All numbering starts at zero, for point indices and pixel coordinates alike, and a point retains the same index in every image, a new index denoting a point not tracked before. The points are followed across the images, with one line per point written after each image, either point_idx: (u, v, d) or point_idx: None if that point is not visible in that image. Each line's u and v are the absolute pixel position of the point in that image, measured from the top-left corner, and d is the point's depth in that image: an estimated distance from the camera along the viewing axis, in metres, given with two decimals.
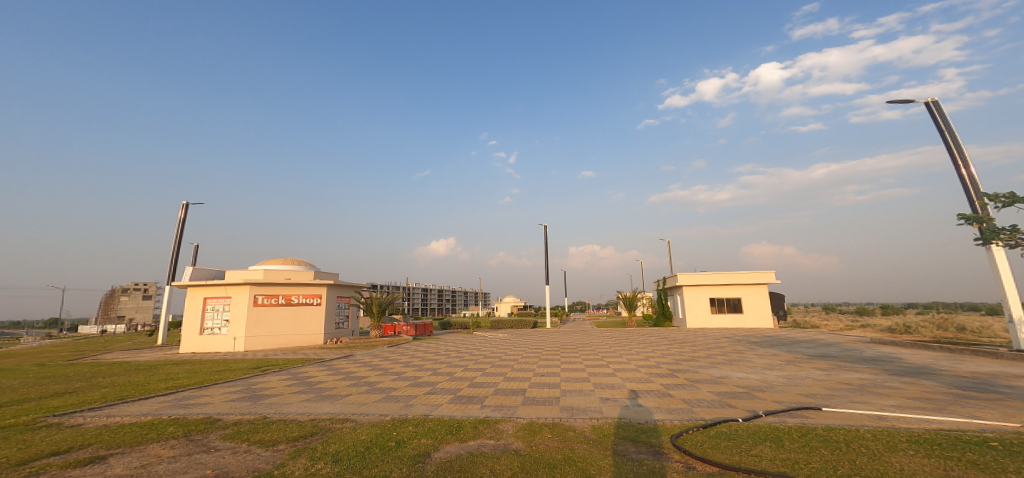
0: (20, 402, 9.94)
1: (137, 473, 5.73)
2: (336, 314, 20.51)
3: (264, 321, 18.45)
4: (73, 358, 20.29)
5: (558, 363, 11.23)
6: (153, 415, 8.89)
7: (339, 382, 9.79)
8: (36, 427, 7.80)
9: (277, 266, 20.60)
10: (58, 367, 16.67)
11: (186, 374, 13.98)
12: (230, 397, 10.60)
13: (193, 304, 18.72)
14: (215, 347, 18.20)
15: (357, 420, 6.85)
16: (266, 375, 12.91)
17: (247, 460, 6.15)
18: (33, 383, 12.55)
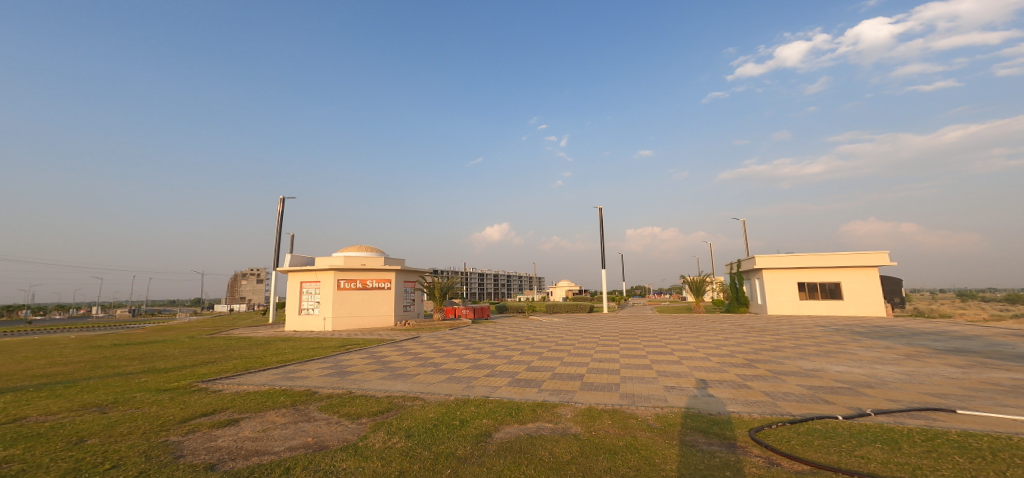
0: (180, 368, 11.90)
1: (261, 436, 6.57)
2: (404, 297, 21.79)
3: (346, 303, 20.15)
4: (205, 333, 23.91)
5: (617, 349, 10.96)
6: (274, 386, 10.13)
7: (410, 362, 10.38)
8: (191, 390, 9.28)
9: (355, 253, 22.27)
10: (194, 339, 19.73)
11: (290, 350, 15.81)
12: (323, 372, 11.77)
13: (292, 287, 20.89)
14: (310, 326, 20.22)
15: (425, 399, 7.23)
16: (350, 354, 14.12)
17: (337, 431, 6.76)
18: (185, 352, 15.01)
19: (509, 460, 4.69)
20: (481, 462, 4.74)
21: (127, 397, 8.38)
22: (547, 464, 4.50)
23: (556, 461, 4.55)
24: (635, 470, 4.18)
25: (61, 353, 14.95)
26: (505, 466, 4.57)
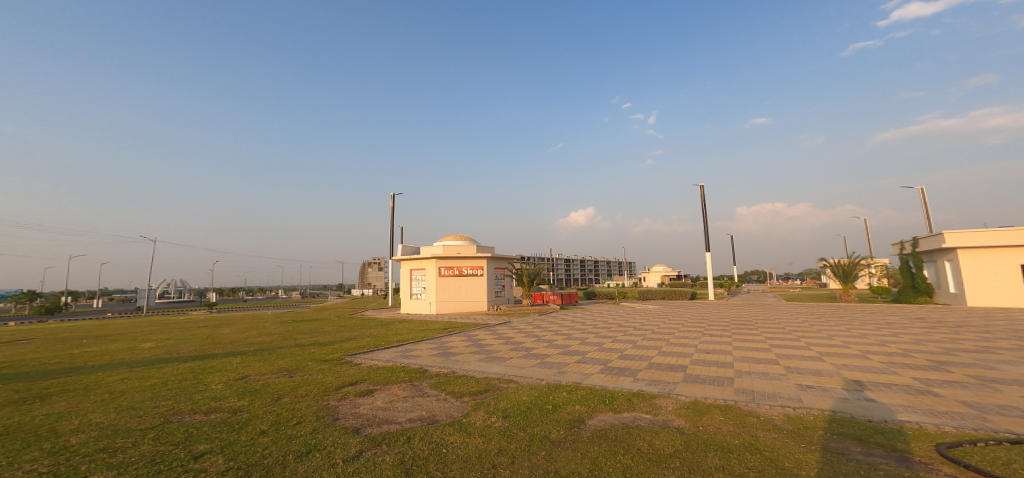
0: (336, 342, 14.40)
1: (389, 406, 7.39)
2: (496, 284, 22.55)
3: (446, 289, 21.55)
4: (342, 313, 27.85)
5: (726, 339, 9.91)
6: (396, 362, 11.30)
7: (503, 345, 10.72)
8: (343, 362, 11.02)
9: (453, 242, 23.59)
10: (338, 319, 23.31)
11: (405, 331, 17.52)
12: (431, 352, 12.81)
13: (403, 274, 23.06)
14: (418, 309, 22.16)
15: (519, 382, 7.37)
16: (451, 336, 15.12)
17: (444, 407, 7.27)
18: (335, 330, 17.94)
19: (605, 448, 4.54)
20: (575, 448, 4.66)
21: (305, 365, 10.60)
22: (646, 455, 4.25)
23: (656, 454, 4.28)
24: (760, 471, 3.73)
25: (252, 327, 18.82)
26: (599, 453, 4.43)
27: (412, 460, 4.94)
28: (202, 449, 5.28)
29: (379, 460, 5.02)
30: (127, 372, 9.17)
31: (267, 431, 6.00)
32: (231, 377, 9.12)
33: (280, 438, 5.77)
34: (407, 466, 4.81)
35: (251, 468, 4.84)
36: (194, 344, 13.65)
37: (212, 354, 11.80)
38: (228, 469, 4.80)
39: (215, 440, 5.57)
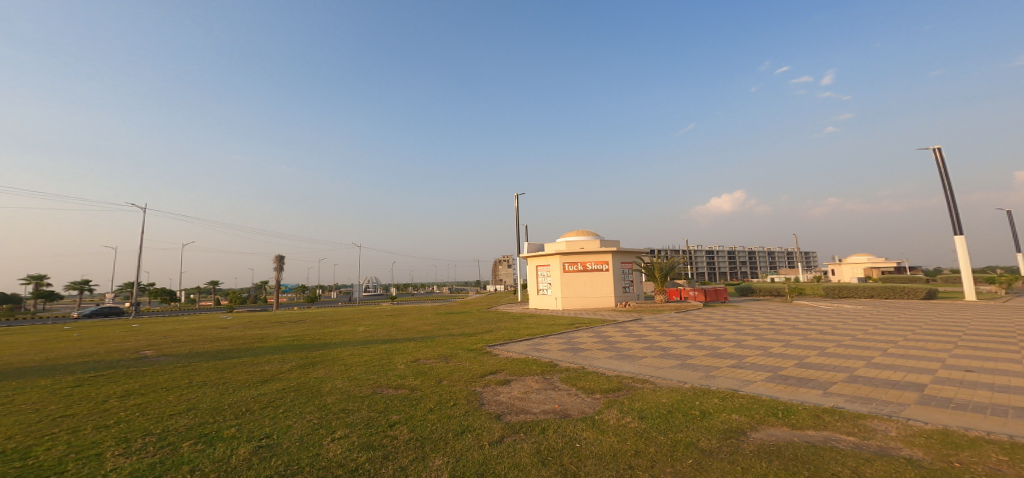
0: (478, 333, 15.89)
1: (524, 397, 7.74)
2: (624, 279, 21.67)
3: (571, 284, 21.59)
4: (480, 307, 30.32)
5: (997, 351, 7.44)
6: (529, 355, 11.75)
7: (635, 343, 10.23)
8: (485, 352, 11.99)
9: (577, 238, 23.49)
10: (478, 312, 25.56)
11: (534, 325, 18.14)
12: (560, 347, 12.96)
13: (529, 270, 23.95)
14: (544, 305, 22.73)
15: (657, 383, 6.93)
16: (579, 331, 15.09)
17: (575, 403, 7.30)
18: (477, 322, 19.81)
19: (777, 466, 3.95)
20: (734, 461, 4.17)
21: (457, 352, 11.94)
22: None
23: None
24: None
25: (403, 319, 21.76)
26: (770, 471, 3.88)
27: (548, 451, 5.06)
28: (395, 419, 6.41)
29: (519, 447, 5.26)
30: (352, 350, 12.23)
31: (433, 409, 6.88)
32: (408, 359, 10.95)
33: (443, 417, 6.51)
34: (543, 456, 4.94)
35: (424, 441, 5.56)
36: (387, 329, 17.15)
37: (382, 340, 14.21)
38: (408, 439, 5.60)
39: (402, 413, 6.69)
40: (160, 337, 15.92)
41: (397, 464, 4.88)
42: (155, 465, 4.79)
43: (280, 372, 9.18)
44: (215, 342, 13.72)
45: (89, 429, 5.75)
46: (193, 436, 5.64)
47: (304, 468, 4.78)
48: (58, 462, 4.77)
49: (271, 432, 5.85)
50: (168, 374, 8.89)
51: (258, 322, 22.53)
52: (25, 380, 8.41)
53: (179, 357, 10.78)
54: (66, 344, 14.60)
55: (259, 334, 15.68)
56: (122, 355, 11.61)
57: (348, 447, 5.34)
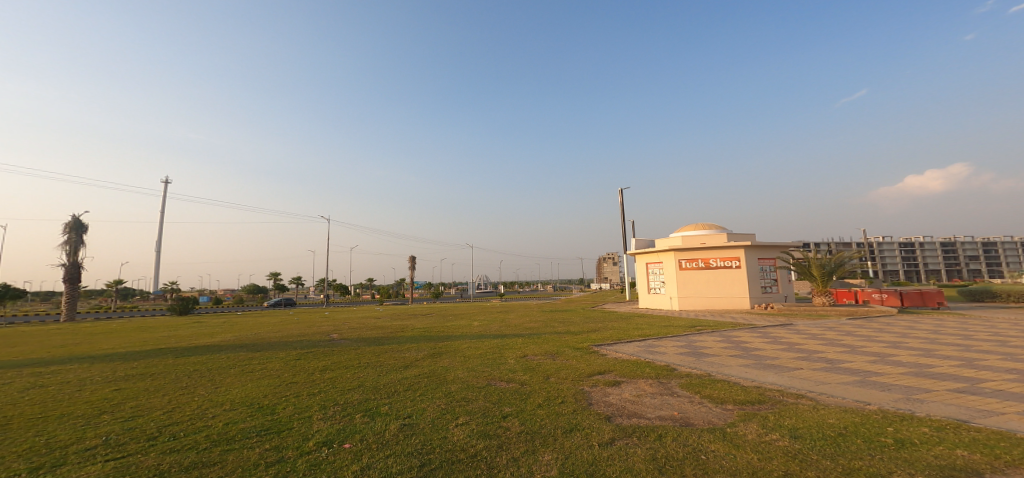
0: (586, 331, 15.72)
1: (637, 400, 7.39)
2: (762, 277, 19.14)
3: (690, 283, 19.96)
4: (584, 306, 29.93)
5: None
6: (642, 357, 11.19)
7: (780, 352, 8.98)
8: (594, 351, 11.79)
9: (694, 233, 21.71)
10: (583, 311, 25.29)
11: (646, 326, 17.24)
12: (679, 350, 12.06)
13: (640, 269, 22.94)
14: (658, 304, 21.48)
15: (818, 400, 5.98)
16: (703, 334, 13.88)
17: (701, 412, 6.70)
18: (584, 320, 19.63)
19: None
20: None
21: (564, 350, 11.96)
22: None
23: None
24: None
25: (512, 315, 22.62)
26: None
27: (665, 459, 4.75)
28: (508, 411, 6.66)
29: (632, 451, 5.03)
30: (469, 342, 13.13)
31: (543, 405, 6.98)
32: (518, 354, 11.32)
33: (552, 413, 6.57)
34: (660, 464, 4.65)
35: (534, 435, 5.67)
36: (498, 325, 18.01)
37: (495, 335, 14.97)
38: (520, 432, 5.77)
39: (514, 406, 6.93)
40: (326, 324, 19.25)
41: (510, 454, 5.05)
42: (340, 431, 5.74)
43: (417, 359, 10.28)
44: (369, 329, 16.07)
45: (301, 395, 7.13)
46: (359, 409, 6.62)
47: (435, 449, 5.22)
48: (285, 419, 6.02)
49: (411, 412, 6.56)
50: (349, 354, 10.63)
51: (390, 314, 25.68)
52: (273, 351, 10.80)
53: (356, 341, 12.92)
54: (266, 326, 18.52)
55: (400, 325, 17.87)
56: (318, 335, 14.45)
57: (469, 433, 5.72)
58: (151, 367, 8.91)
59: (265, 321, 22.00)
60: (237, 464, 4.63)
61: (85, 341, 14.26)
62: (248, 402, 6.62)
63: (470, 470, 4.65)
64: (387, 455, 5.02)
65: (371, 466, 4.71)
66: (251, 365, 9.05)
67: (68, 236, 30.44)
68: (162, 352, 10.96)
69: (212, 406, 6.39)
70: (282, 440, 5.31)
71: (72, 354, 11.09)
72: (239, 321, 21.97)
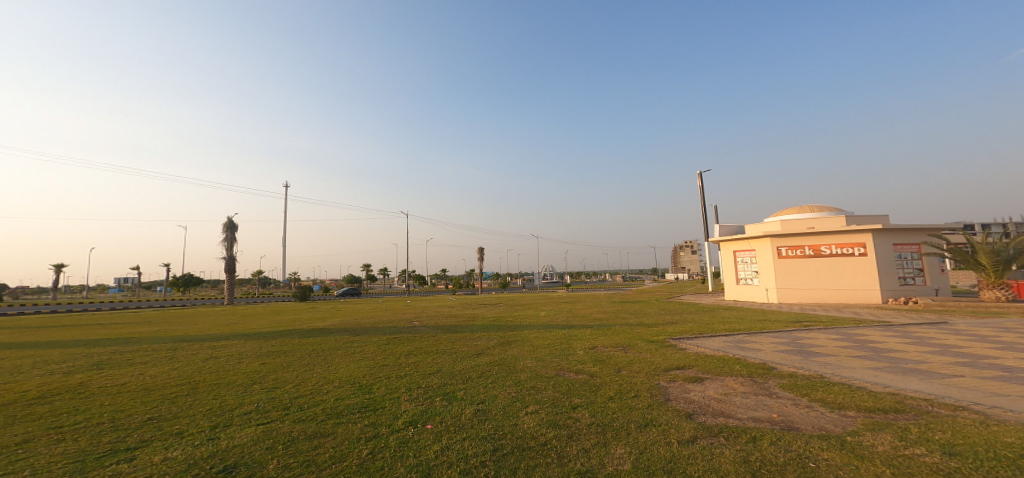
0: (661, 324, 14.89)
1: (724, 399, 6.68)
2: (897, 267, 16.40)
3: (793, 273, 17.89)
4: (658, 298, 28.38)
5: None
6: (728, 353, 10.22)
7: (928, 355, 7.57)
8: (670, 345, 11.07)
9: (796, 217, 19.37)
10: (658, 302, 23.98)
11: (735, 319, 15.82)
12: (778, 347, 10.82)
13: (727, 257, 21.17)
14: (751, 296, 19.65)
15: (989, 415, 4.91)
16: (812, 331, 12.34)
17: (811, 417, 5.85)
18: (659, 312, 18.59)
19: None
20: None
21: (636, 343, 11.40)
22: None
23: None
24: None
25: (585, 306, 22.19)
26: None
27: (760, 463, 4.24)
28: (577, 402, 6.45)
29: (719, 452, 4.53)
30: (537, 332, 13.08)
31: (614, 397, 6.64)
32: (586, 346, 11.02)
33: (624, 407, 6.21)
34: (754, 468, 4.16)
35: (605, 427, 5.40)
36: (565, 315, 17.78)
37: (566, 325, 14.76)
38: (590, 424, 5.54)
39: (583, 397, 6.70)
40: (406, 311, 20.53)
41: (581, 445, 4.85)
42: (422, 412, 5.99)
43: (488, 348, 10.43)
44: (445, 318, 16.78)
45: (391, 377, 7.61)
46: (438, 393, 6.87)
47: (506, 435, 5.20)
48: (380, 398, 6.44)
49: (484, 398, 6.66)
50: (428, 340, 11.16)
51: (465, 303, 26.63)
52: (366, 336, 11.73)
53: (434, 328, 13.56)
54: (359, 313, 20.25)
55: (471, 314, 18.45)
56: (401, 322, 15.49)
57: (538, 422, 5.61)
58: (284, 345, 10.17)
59: (356, 308, 24.13)
60: (344, 437, 5.01)
61: (235, 321, 16.97)
62: (352, 381, 7.22)
63: (540, 458, 4.52)
64: (464, 437, 5.11)
65: (450, 447, 4.82)
66: (350, 347, 9.89)
67: (230, 235, 36.51)
68: (270, 333, 12.49)
69: (328, 382, 7.08)
70: (377, 418, 5.67)
71: (213, 332, 13.10)
72: (337, 307, 24.39)
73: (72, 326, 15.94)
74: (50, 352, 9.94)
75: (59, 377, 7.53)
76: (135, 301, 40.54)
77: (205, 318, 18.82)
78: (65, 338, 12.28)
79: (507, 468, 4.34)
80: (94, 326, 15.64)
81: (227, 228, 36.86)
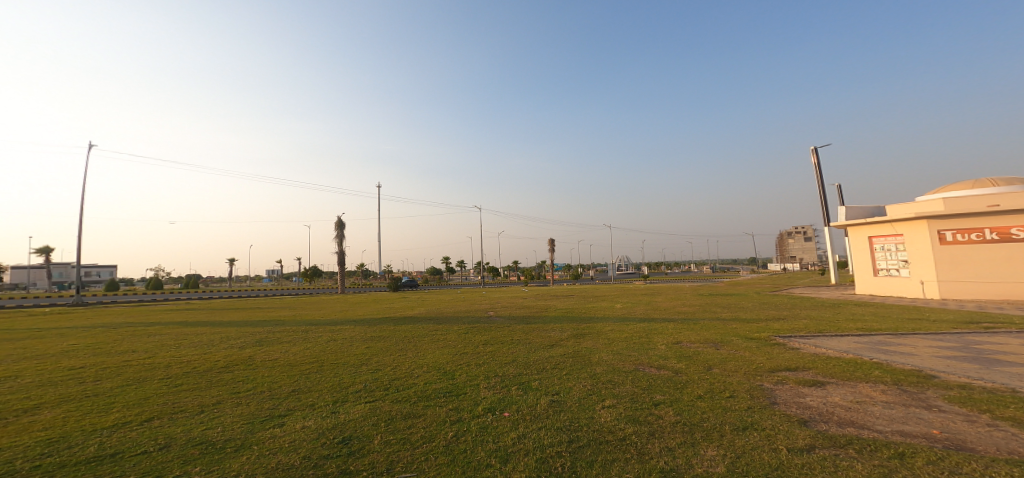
0: (762, 321, 13.21)
1: (855, 408, 5.55)
2: None
3: (962, 263, 14.59)
4: (757, 291, 25.26)
5: None
6: (858, 355, 8.63)
7: None
8: (775, 344, 9.73)
9: (964, 194, 15.75)
10: (758, 296, 21.34)
11: (871, 317, 13.36)
12: (938, 352, 8.84)
13: (859, 245, 18.06)
14: (895, 290, 16.54)
15: None
16: (995, 335, 9.85)
17: (991, 437, 4.56)
18: (763, 307, 16.54)
19: None
20: None
21: (729, 339, 10.27)
22: None
23: None
24: None
25: (678, 298, 20.62)
26: None
27: None
28: (659, 399, 5.91)
29: (846, 466, 3.79)
30: (613, 325, 12.44)
31: (704, 397, 5.96)
32: (669, 340, 10.18)
33: (717, 407, 5.51)
34: None
35: (693, 427, 4.82)
36: (642, 308, 16.73)
37: (650, 318, 13.84)
38: (675, 422, 5.00)
39: (666, 394, 6.13)
40: (488, 302, 21.09)
41: (664, 443, 4.39)
42: (500, 400, 5.98)
43: (561, 339, 10.13)
44: (518, 309, 16.87)
45: (471, 364, 7.76)
46: (513, 382, 6.81)
47: (582, 427, 4.90)
48: (461, 385, 6.61)
49: (559, 389, 6.41)
50: (503, 330, 11.23)
51: (546, 294, 26.54)
52: (448, 324, 12.22)
53: (508, 319, 13.65)
54: (441, 303, 21.33)
55: (543, 305, 18.26)
56: (479, 312, 15.91)
57: (616, 416, 5.21)
58: (383, 331, 11.08)
59: (441, 298, 25.47)
60: (433, 419, 5.21)
61: (345, 309, 19.02)
62: (438, 367, 7.55)
63: (617, 453, 4.18)
64: (539, 427, 4.93)
65: (526, 436, 4.68)
66: (435, 335, 10.38)
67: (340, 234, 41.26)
68: (364, 320, 13.70)
69: (418, 367, 7.49)
70: (460, 403, 5.79)
71: (327, 318, 14.84)
72: (428, 298, 25.99)
73: (236, 309, 19.34)
74: (222, 330, 12.11)
75: (241, 350, 9.16)
76: (268, 289, 47.69)
77: (325, 305, 21.43)
78: (230, 319, 14.91)
79: (583, 460, 4.07)
80: (245, 310, 18.74)
81: (338, 227, 41.71)
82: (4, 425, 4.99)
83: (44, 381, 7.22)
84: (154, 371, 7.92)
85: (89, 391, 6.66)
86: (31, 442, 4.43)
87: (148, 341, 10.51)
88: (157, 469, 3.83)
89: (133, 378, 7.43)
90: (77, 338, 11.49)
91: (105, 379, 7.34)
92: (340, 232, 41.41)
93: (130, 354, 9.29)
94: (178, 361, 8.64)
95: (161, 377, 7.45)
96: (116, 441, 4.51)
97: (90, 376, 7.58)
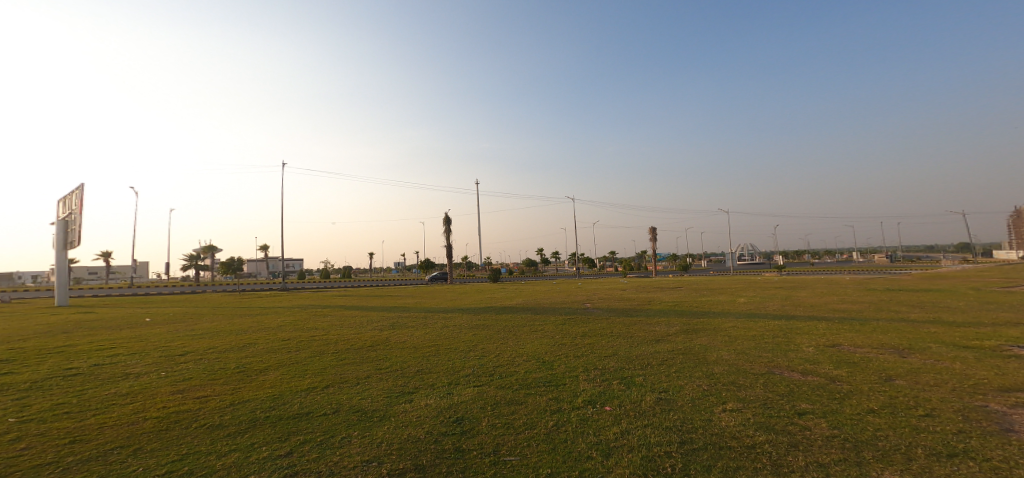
0: (977, 326, 9.90)
1: None
2: None
3: None
4: (971, 285, 19.20)
5: None
6: None
7: None
8: (1007, 356, 7.17)
9: None
10: (972, 293, 16.16)
11: None
12: None
13: None
14: None
15: None
16: None
17: None
18: (981, 308, 12.42)
19: None
20: None
21: (922, 346, 7.98)
22: None
23: None
24: None
25: (846, 294, 16.89)
26: None
27: None
28: (803, 408, 4.91)
29: None
30: (736, 320, 10.88)
31: (878, 412, 4.72)
32: (822, 343, 8.41)
33: (902, 426, 4.31)
34: None
35: (860, 445, 3.86)
36: (778, 303, 14.16)
37: (796, 316, 11.66)
38: (830, 436, 4.07)
39: (815, 404, 5.05)
40: (597, 293, 20.52)
41: (812, 458, 3.61)
42: (601, 393, 5.71)
43: (668, 334, 9.21)
44: (619, 300, 16.03)
45: (569, 356, 7.58)
46: (615, 376, 6.44)
47: (697, 429, 4.36)
48: (561, 375, 6.52)
49: (668, 387, 5.84)
50: (603, 322, 10.75)
51: (663, 285, 24.57)
52: (546, 314, 12.27)
53: (607, 311, 13.01)
54: (542, 293, 21.59)
55: (648, 297, 17.02)
56: (578, 303, 15.69)
57: (742, 422, 4.51)
58: (487, 319, 11.65)
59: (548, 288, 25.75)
60: (534, 407, 5.25)
61: (458, 297, 20.62)
62: (537, 356, 7.58)
63: (744, 461, 3.60)
64: (646, 424, 4.55)
65: (630, 432, 4.36)
66: (534, 325, 10.49)
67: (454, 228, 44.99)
68: (471, 309, 14.57)
69: (518, 355, 7.66)
70: (560, 393, 5.71)
71: (441, 306, 16.29)
72: (539, 288, 26.51)
73: (377, 296, 22.60)
74: (367, 314, 14.24)
75: (380, 332, 10.64)
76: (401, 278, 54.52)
77: (444, 294, 23.54)
78: (372, 304, 17.44)
79: (699, 464, 3.60)
80: (385, 297, 21.72)
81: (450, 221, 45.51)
82: (249, 381, 6.69)
83: (268, 348, 9.50)
84: (328, 345, 9.73)
85: (292, 358, 8.50)
86: (262, 397, 5.82)
87: (324, 321, 12.96)
88: (332, 429, 4.63)
89: (316, 350, 9.24)
90: (281, 316, 14.77)
91: (299, 350, 9.28)
92: (446, 227, 44.93)
93: (313, 330, 11.59)
94: (342, 338, 10.45)
95: (332, 351, 9.07)
96: (309, 402, 5.63)
97: (293, 346, 9.68)
